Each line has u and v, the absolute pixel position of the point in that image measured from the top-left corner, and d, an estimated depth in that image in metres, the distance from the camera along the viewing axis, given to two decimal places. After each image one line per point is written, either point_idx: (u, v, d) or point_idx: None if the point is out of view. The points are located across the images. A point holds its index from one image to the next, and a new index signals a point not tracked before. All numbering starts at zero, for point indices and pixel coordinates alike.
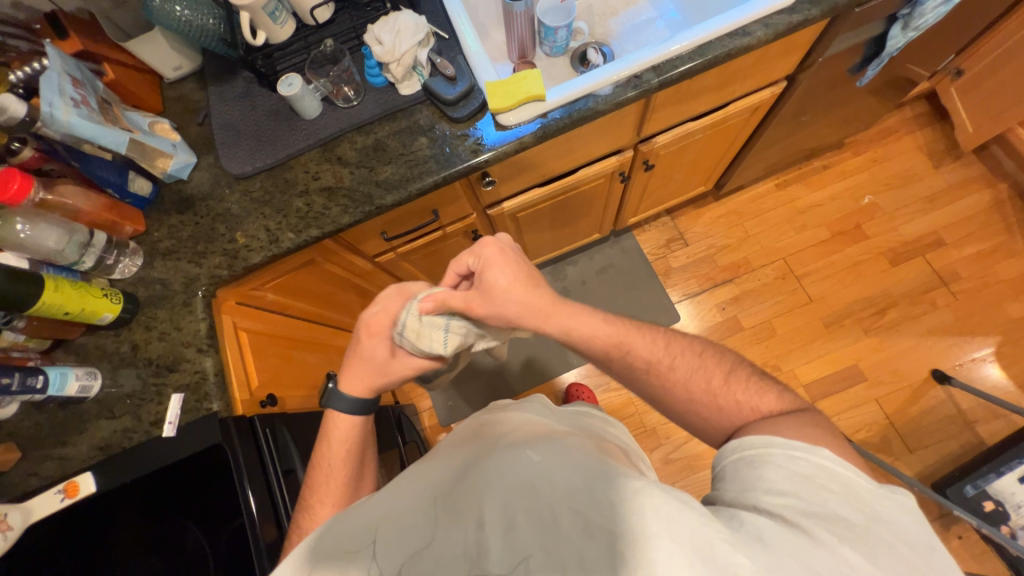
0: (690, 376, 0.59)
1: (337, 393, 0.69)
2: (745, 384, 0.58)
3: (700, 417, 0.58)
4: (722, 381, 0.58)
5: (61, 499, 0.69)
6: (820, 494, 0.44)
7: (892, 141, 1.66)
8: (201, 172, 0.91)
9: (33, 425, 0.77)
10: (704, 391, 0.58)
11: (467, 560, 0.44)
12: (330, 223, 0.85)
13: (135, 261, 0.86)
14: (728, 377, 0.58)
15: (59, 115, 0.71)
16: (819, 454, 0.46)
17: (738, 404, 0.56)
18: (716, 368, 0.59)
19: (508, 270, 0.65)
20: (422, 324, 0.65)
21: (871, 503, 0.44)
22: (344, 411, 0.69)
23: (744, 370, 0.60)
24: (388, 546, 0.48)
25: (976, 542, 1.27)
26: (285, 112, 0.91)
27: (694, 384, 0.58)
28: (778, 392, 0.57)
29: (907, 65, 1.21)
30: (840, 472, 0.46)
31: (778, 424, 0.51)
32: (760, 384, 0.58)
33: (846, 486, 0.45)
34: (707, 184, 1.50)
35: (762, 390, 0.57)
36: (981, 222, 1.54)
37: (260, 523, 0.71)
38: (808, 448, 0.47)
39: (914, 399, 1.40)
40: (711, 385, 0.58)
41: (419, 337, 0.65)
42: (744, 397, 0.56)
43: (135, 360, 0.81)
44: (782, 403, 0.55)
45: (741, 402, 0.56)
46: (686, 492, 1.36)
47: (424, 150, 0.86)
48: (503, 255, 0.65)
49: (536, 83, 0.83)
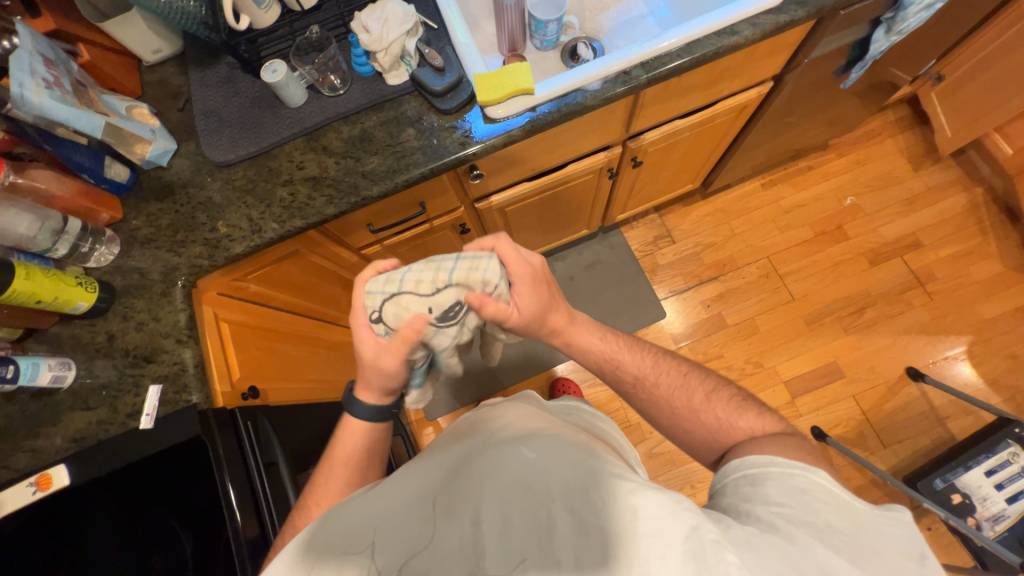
0: (673, 393, 0.62)
1: (355, 399, 0.67)
2: (724, 403, 0.60)
3: (683, 429, 0.61)
4: (703, 398, 0.61)
5: (32, 493, 0.67)
6: (816, 508, 0.45)
7: (875, 143, 1.69)
8: (182, 159, 0.89)
9: (4, 417, 0.74)
10: (685, 405, 0.61)
11: (464, 559, 0.44)
12: (315, 214, 0.84)
13: (111, 249, 0.84)
14: (709, 395, 0.61)
15: (29, 95, 0.69)
16: (817, 474, 0.47)
17: (717, 419, 0.59)
18: (698, 387, 0.62)
19: (536, 294, 0.64)
20: (460, 306, 0.60)
21: (869, 520, 0.45)
22: (365, 420, 0.67)
23: (726, 392, 0.62)
24: (384, 545, 0.47)
25: (945, 534, 1.32)
26: (269, 100, 0.89)
27: (675, 399, 0.62)
28: (757, 411, 0.59)
29: (890, 69, 1.23)
30: (836, 491, 0.47)
31: (761, 443, 0.53)
32: (739, 405, 0.60)
33: (842, 504, 0.46)
34: (695, 182, 1.52)
35: (742, 409, 0.59)
36: (957, 225, 1.59)
37: (239, 517, 0.70)
38: (807, 468, 0.48)
39: (889, 395, 1.44)
40: (691, 401, 0.61)
41: (442, 315, 0.59)
42: (724, 414, 0.59)
43: (111, 351, 0.79)
44: (763, 421, 0.57)
45: (720, 417, 0.59)
46: (668, 485, 1.38)
47: (412, 141, 0.85)
48: (535, 280, 0.64)
49: (525, 76, 0.83)
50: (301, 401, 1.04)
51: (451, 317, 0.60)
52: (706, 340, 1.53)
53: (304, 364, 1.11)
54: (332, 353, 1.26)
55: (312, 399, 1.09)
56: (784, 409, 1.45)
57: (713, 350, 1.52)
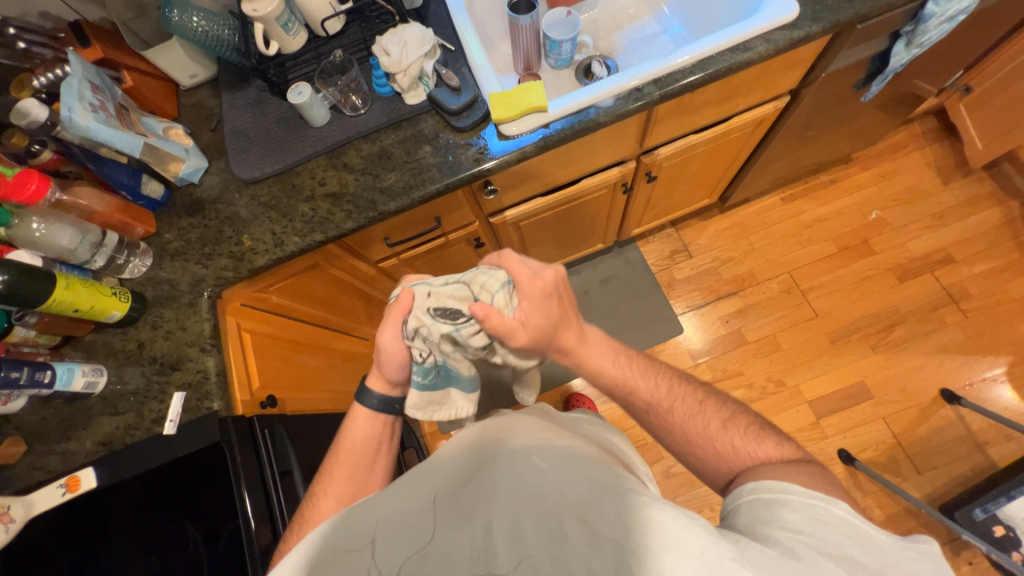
0: (688, 420, 0.60)
1: (365, 388, 0.68)
2: (742, 432, 0.58)
3: (697, 458, 0.59)
4: (720, 427, 0.59)
5: (62, 493, 0.70)
6: (835, 537, 0.44)
7: (900, 156, 1.65)
8: (212, 177, 0.94)
9: (40, 420, 0.78)
10: (701, 434, 0.59)
11: (468, 562, 0.43)
12: (334, 228, 0.87)
13: (144, 261, 0.88)
14: (726, 424, 0.59)
15: (77, 118, 0.74)
16: (837, 506, 0.46)
17: (734, 449, 0.57)
18: (715, 415, 0.60)
19: (546, 311, 0.61)
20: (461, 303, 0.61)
21: (890, 554, 0.43)
22: (372, 408, 0.68)
23: (744, 420, 0.60)
24: (389, 547, 0.46)
25: (987, 569, 1.23)
26: (294, 120, 0.93)
27: (691, 427, 0.59)
28: (777, 441, 0.57)
29: (914, 81, 1.21)
30: (858, 523, 0.45)
31: (776, 469, 0.52)
32: (758, 434, 0.58)
33: (862, 535, 0.44)
34: (712, 196, 1.51)
35: (761, 436, 0.58)
36: (992, 240, 1.52)
37: (255, 526, 0.71)
38: (827, 498, 0.47)
39: (922, 418, 1.37)
40: (707, 430, 0.59)
41: (442, 310, 0.60)
42: (741, 442, 0.57)
43: (140, 358, 0.82)
44: (781, 450, 0.55)
45: (738, 447, 0.57)
46: (686, 507, 1.34)
47: (428, 158, 0.88)
48: (543, 296, 0.61)
49: (539, 94, 0.85)
50: (317, 411, 1.06)
51: (449, 313, 0.60)
52: (725, 357, 1.50)
53: (321, 375, 1.13)
54: (348, 364, 1.28)
55: (328, 409, 1.11)
56: (808, 429, 1.40)
57: (733, 367, 1.48)
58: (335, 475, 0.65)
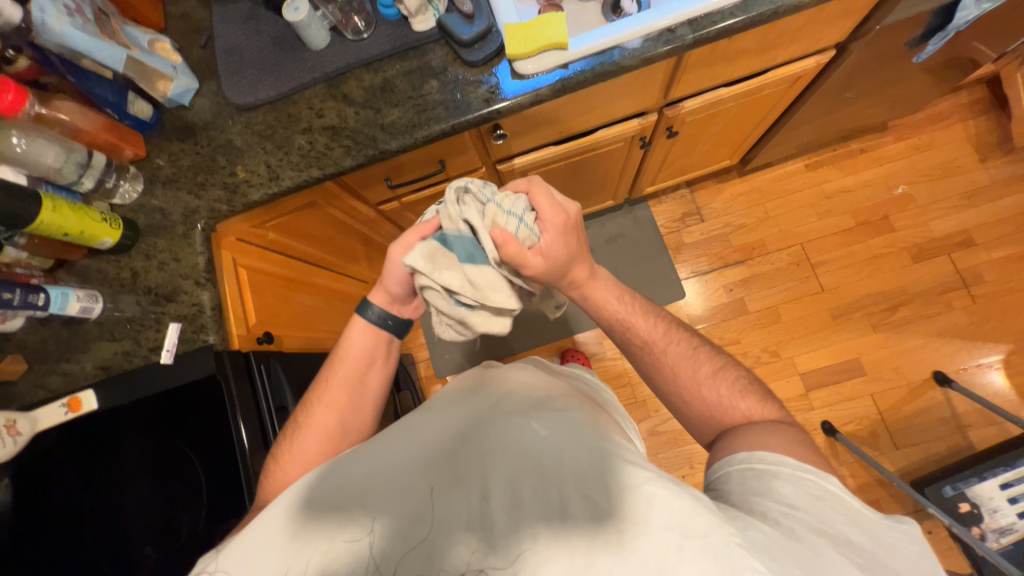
0: (680, 362, 0.61)
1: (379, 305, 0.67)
2: (730, 381, 0.59)
3: (682, 399, 0.60)
4: (709, 373, 0.60)
5: (65, 412, 0.72)
6: (828, 514, 0.44)
7: (940, 128, 1.54)
8: (203, 99, 0.88)
9: (38, 341, 0.79)
10: (691, 377, 0.60)
11: (471, 530, 0.44)
12: (332, 165, 0.82)
13: (135, 186, 0.85)
14: (716, 372, 0.60)
15: (51, 23, 0.68)
16: (828, 479, 0.47)
17: (719, 398, 0.58)
18: (707, 361, 0.61)
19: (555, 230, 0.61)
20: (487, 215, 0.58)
21: (876, 529, 0.44)
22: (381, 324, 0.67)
23: (735, 371, 0.60)
24: (391, 510, 0.46)
25: (945, 539, 1.30)
26: (290, 41, 0.86)
27: (681, 369, 0.60)
28: (762, 398, 0.58)
29: (973, 43, 1.09)
30: (847, 499, 0.46)
31: (759, 433, 0.52)
32: (745, 386, 0.59)
33: (853, 513, 0.45)
34: (733, 157, 1.42)
35: (747, 390, 0.58)
36: (1020, 225, 1.46)
37: (250, 454, 0.74)
38: (818, 472, 0.47)
39: (910, 397, 1.39)
40: (697, 374, 0.60)
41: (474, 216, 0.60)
42: (726, 393, 0.58)
43: (134, 287, 0.81)
44: (764, 407, 0.56)
45: (723, 395, 0.58)
46: (668, 463, 1.39)
47: (434, 94, 0.81)
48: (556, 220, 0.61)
49: (559, 28, 0.77)
50: (313, 349, 1.08)
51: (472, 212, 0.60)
52: (724, 325, 1.49)
53: (317, 314, 1.13)
54: (345, 305, 1.28)
55: (323, 348, 1.12)
56: (796, 400, 1.42)
57: (730, 335, 1.48)
58: (331, 388, 0.65)
